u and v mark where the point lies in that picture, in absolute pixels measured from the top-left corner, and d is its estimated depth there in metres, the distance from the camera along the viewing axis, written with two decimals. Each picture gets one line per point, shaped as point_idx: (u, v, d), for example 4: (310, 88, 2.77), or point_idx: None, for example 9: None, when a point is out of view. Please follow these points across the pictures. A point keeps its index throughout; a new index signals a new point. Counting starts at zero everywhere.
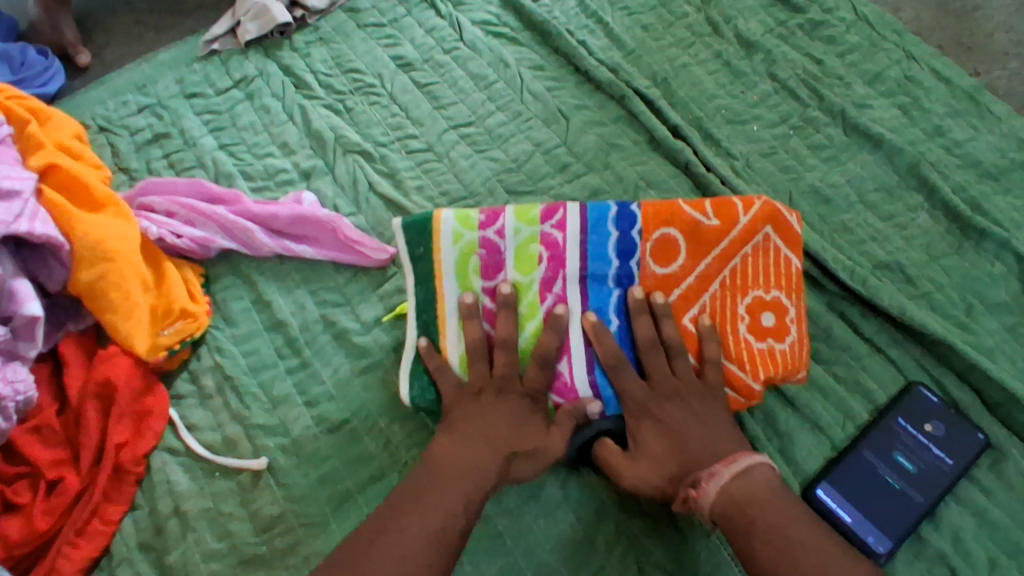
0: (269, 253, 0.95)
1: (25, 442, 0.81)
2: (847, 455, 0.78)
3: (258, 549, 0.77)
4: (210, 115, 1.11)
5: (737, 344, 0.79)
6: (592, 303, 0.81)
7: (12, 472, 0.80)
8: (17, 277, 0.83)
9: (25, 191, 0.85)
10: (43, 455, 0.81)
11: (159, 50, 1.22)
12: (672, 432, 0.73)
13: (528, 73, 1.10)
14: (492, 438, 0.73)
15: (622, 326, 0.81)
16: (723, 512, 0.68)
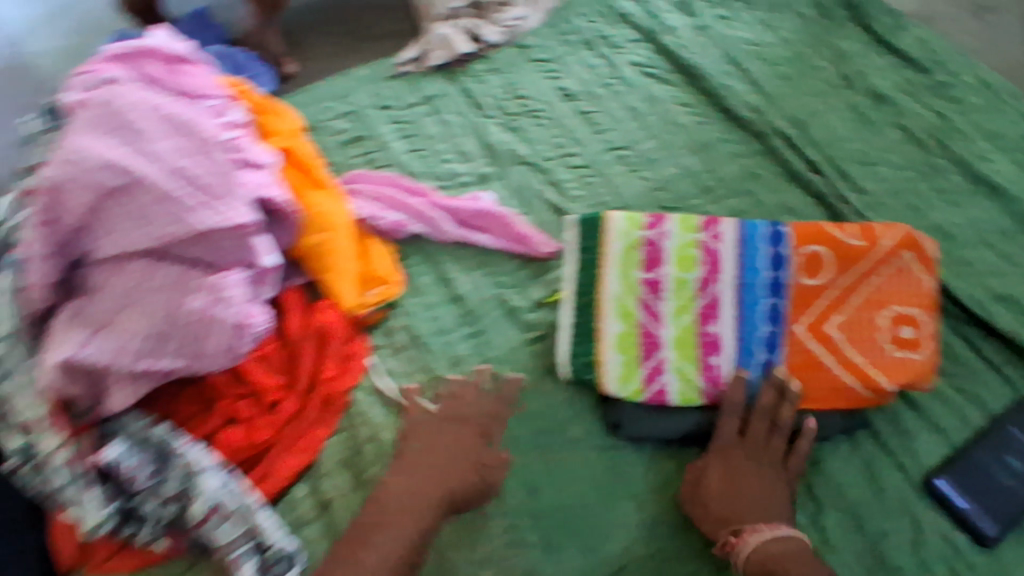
0: (453, 239, 1.11)
1: (251, 367, 0.95)
2: (961, 453, 0.88)
3: None
4: (400, 124, 1.31)
5: (875, 352, 0.89)
6: (744, 306, 0.91)
7: (236, 392, 0.95)
8: (260, 235, 0.96)
9: (266, 164, 0.99)
10: (265, 380, 0.95)
11: (353, 67, 1.43)
12: (733, 485, 0.84)
13: (678, 108, 1.27)
14: (417, 466, 0.90)
15: (775, 328, 0.90)
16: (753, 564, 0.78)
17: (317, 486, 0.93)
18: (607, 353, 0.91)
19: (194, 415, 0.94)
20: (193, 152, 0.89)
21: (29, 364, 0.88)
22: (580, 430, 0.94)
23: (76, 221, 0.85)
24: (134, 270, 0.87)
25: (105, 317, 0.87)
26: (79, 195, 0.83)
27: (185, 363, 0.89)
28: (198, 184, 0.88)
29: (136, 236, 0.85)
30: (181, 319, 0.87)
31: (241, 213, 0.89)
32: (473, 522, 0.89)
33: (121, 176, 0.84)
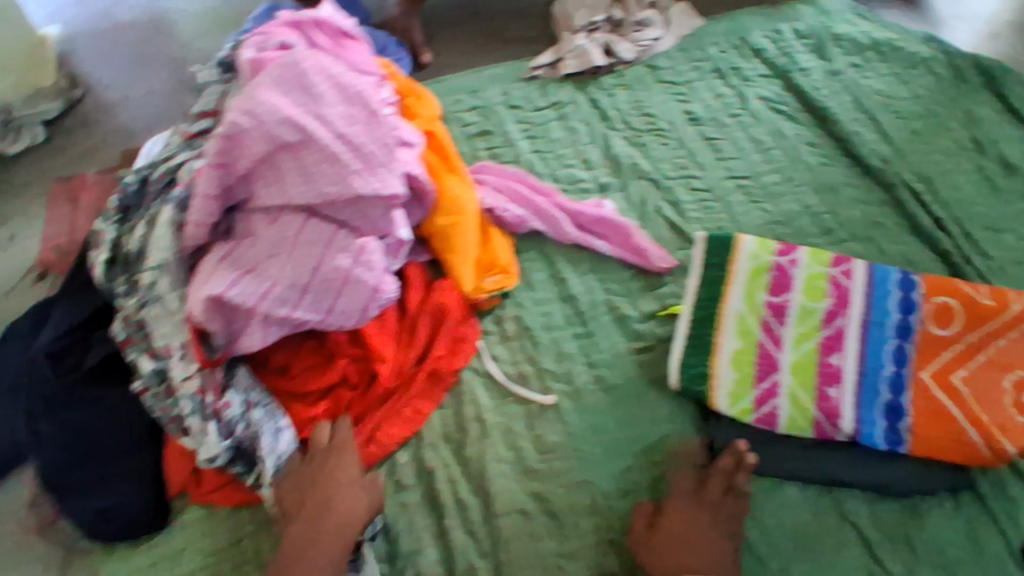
0: (572, 241, 1.14)
1: (370, 332, 0.98)
2: None
3: (539, 465, 0.94)
4: (526, 125, 1.34)
5: (999, 411, 0.88)
6: (868, 345, 0.93)
7: (353, 353, 0.98)
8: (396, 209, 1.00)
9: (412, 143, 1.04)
10: (381, 346, 0.98)
11: (485, 65, 1.48)
12: (675, 540, 0.84)
13: (804, 147, 1.28)
14: (341, 479, 0.87)
15: (900, 371, 0.92)
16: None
17: (419, 455, 0.95)
18: (722, 368, 0.93)
19: (311, 368, 0.98)
20: (359, 120, 0.94)
21: (174, 293, 0.93)
22: (679, 443, 0.95)
23: (248, 168, 0.91)
24: (289, 222, 0.93)
25: (256, 261, 0.92)
26: (256, 144, 0.89)
27: (318, 316, 0.93)
28: (360, 150, 0.93)
29: (299, 189, 0.90)
30: (324, 272, 0.92)
31: (393, 182, 0.94)
32: (565, 516, 0.91)
33: (295, 132, 0.90)
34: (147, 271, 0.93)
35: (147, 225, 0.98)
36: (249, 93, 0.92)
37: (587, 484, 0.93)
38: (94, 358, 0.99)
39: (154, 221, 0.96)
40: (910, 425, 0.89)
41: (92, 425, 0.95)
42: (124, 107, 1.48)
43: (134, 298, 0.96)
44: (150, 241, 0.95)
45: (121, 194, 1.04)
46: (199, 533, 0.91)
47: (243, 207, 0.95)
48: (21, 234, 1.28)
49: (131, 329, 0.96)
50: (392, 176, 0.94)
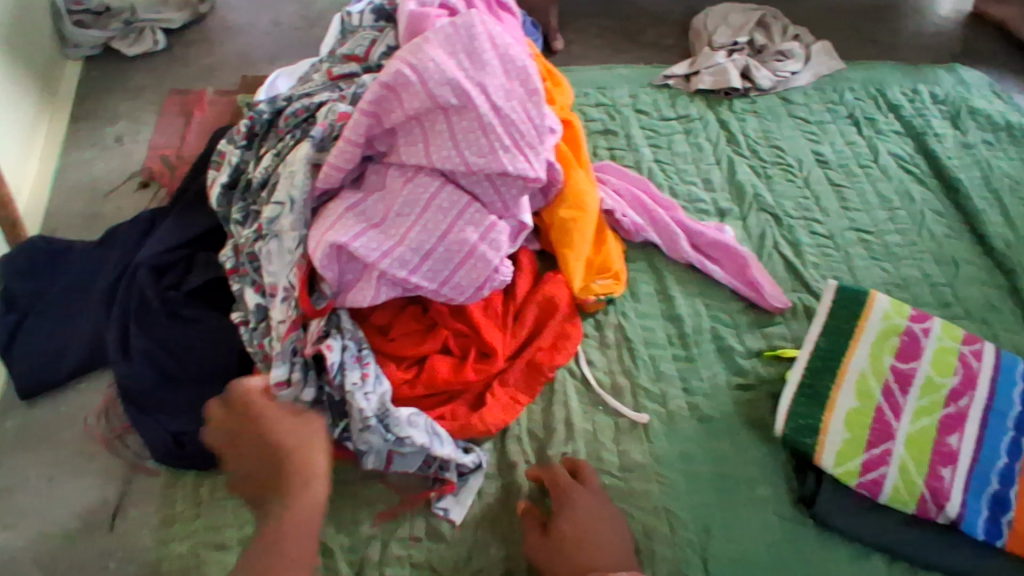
0: (685, 259, 1.10)
1: (476, 310, 0.95)
2: None
3: (619, 481, 0.90)
4: (651, 133, 1.31)
5: None
6: (987, 431, 0.90)
7: (454, 327, 0.95)
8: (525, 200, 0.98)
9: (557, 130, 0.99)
10: (485, 326, 0.95)
11: (614, 65, 1.45)
12: (568, 541, 0.79)
13: (930, 213, 1.23)
14: (260, 453, 0.71)
15: (1013, 465, 0.88)
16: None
17: (502, 446, 0.91)
18: (834, 426, 0.91)
19: (410, 334, 0.95)
20: (516, 95, 0.91)
21: (292, 233, 0.90)
22: (767, 490, 0.91)
23: (398, 121, 0.88)
24: (424, 184, 0.89)
25: (384, 217, 0.89)
26: (412, 98, 0.86)
27: (433, 285, 0.91)
28: (511, 126, 0.89)
29: (443, 154, 0.88)
30: (449, 242, 0.89)
31: (538, 166, 0.91)
32: (640, 541, 0.85)
33: (455, 96, 0.86)
34: (270, 205, 0.91)
35: (275, 157, 0.96)
36: (415, 46, 0.89)
37: (667, 511, 0.88)
38: (196, 280, 0.96)
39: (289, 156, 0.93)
40: (1012, 519, 0.85)
41: (186, 346, 0.92)
42: (248, 33, 1.47)
43: (250, 231, 0.93)
44: (280, 174, 0.93)
45: (250, 120, 1.01)
46: None
47: (380, 159, 0.93)
48: (129, 138, 1.26)
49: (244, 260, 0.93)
50: (538, 160, 0.91)
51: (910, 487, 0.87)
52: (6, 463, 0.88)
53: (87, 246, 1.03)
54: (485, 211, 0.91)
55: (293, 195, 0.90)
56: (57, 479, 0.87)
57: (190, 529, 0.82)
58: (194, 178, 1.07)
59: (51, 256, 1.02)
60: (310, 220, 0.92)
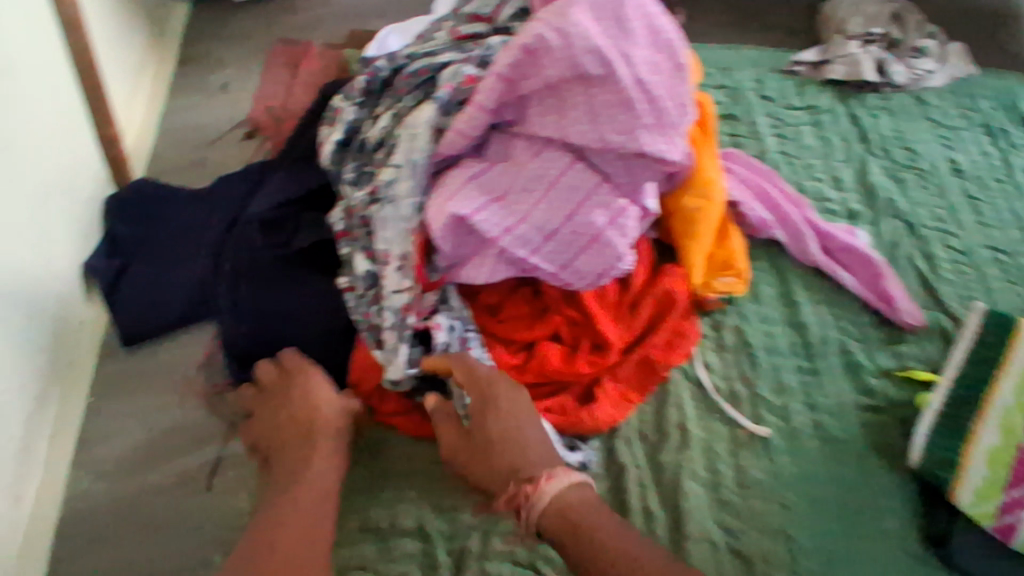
0: (813, 263, 1.02)
1: (591, 299, 0.89)
2: None
3: (735, 497, 0.83)
4: (776, 121, 1.22)
5: None
6: None
7: (567, 315, 0.89)
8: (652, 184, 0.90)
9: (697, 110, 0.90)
10: (599, 316, 0.88)
11: (739, 46, 1.36)
12: (483, 441, 0.76)
13: None
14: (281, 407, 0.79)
15: None
16: (550, 515, 0.70)
17: (611, 447, 0.86)
18: (974, 462, 0.82)
19: (519, 317, 0.90)
20: (663, 70, 0.82)
21: (409, 199, 0.85)
22: (896, 524, 0.84)
23: (533, 90, 0.82)
24: (553, 159, 0.83)
25: (508, 190, 0.83)
26: (553, 65, 0.79)
27: (552, 268, 0.84)
28: (655, 103, 0.81)
29: (576, 128, 0.81)
30: (574, 225, 0.82)
31: (677, 149, 0.83)
32: (757, 565, 0.79)
33: (600, 66, 0.78)
34: (388, 168, 0.86)
35: (392, 118, 0.91)
36: (559, 7, 0.81)
37: (786, 536, 0.82)
38: (303, 241, 0.92)
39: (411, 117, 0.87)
40: None
41: (293, 308, 0.88)
42: None
43: (364, 194, 0.88)
44: (399, 136, 0.87)
45: (368, 77, 0.96)
46: (370, 454, 0.85)
47: (506, 129, 0.87)
48: (235, 86, 1.23)
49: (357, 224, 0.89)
50: (675, 141, 0.83)
51: None
52: (107, 408, 0.87)
53: (194, 194, 1.01)
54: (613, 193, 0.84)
55: (416, 159, 0.85)
56: (157, 430, 0.86)
57: None
58: (303, 131, 1.02)
59: (158, 201, 1.00)
60: (428, 188, 0.87)
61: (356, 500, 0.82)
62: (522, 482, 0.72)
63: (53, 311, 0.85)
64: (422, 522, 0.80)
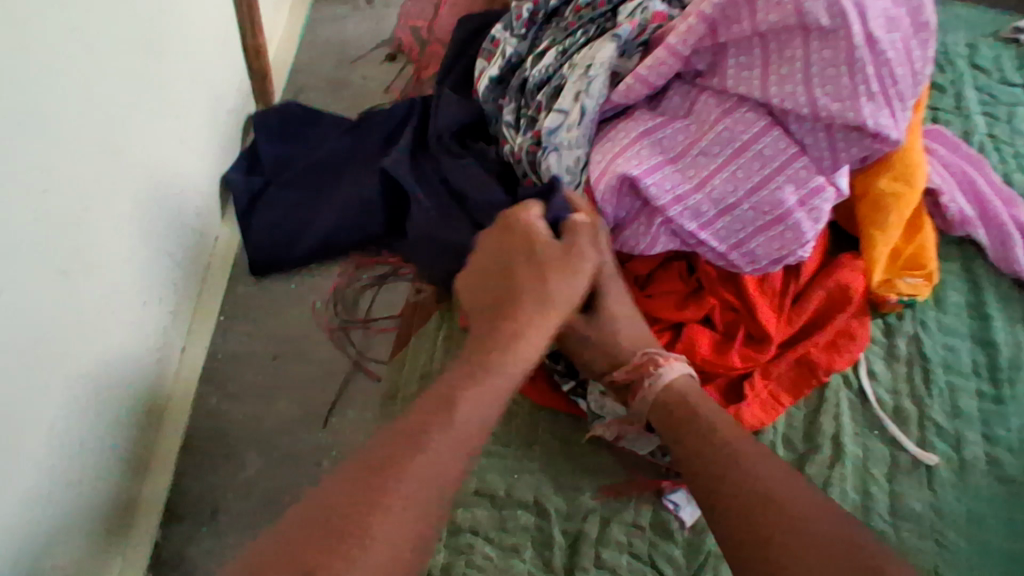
0: (1014, 272, 0.88)
1: (754, 285, 0.81)
2: None
3: (887, 527, 0.74)
4: (987, 99, 1.04)
5: None
6: None
7: (726, 298, 0.81)
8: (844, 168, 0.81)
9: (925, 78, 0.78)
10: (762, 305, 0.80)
11: (952, 6, 1.17)
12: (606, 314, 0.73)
13: None
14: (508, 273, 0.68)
15: None
16: (669, 393, 0.68)
17: None
18: None
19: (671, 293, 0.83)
20: (896, 28, 0.75)
21: (577, 151, 0.79)
22: None
23: (740, 36, 0.75)
24: (747, 122, 0.76)
25: (685, 151, 0.77)
26: (771, 9, 0.72)
27: (722, 246, 0.78)
28: (883, 68, 0.72)
29: (786, 89, 0.74)
30: (760, 199, 0.75)
31: (900, 126, 0.74)
32: None
33: (828, 15, 0.71)
34: (553, 114, 0.79)
35: (561, 56, 0.83)
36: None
37: None
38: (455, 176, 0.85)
39: (594, 55, 0.80)
40: None
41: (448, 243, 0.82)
42: None
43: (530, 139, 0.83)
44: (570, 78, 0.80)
45: (535, 5, 0.87)
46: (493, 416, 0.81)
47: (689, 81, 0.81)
48: (382, 2, 1.17)
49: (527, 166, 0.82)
50: (897, 117, 0.74)
51: None
52: (235, 328, 0.86)
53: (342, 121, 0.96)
54: (804, 170, 0.75)
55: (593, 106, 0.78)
56: (284, 357, 0.84)
57: None
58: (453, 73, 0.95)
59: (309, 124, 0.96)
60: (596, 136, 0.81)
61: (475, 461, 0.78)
62: (652, 355, 0.71)
63: (194, 222, 0.84)
64: (540, 495, 0.76)
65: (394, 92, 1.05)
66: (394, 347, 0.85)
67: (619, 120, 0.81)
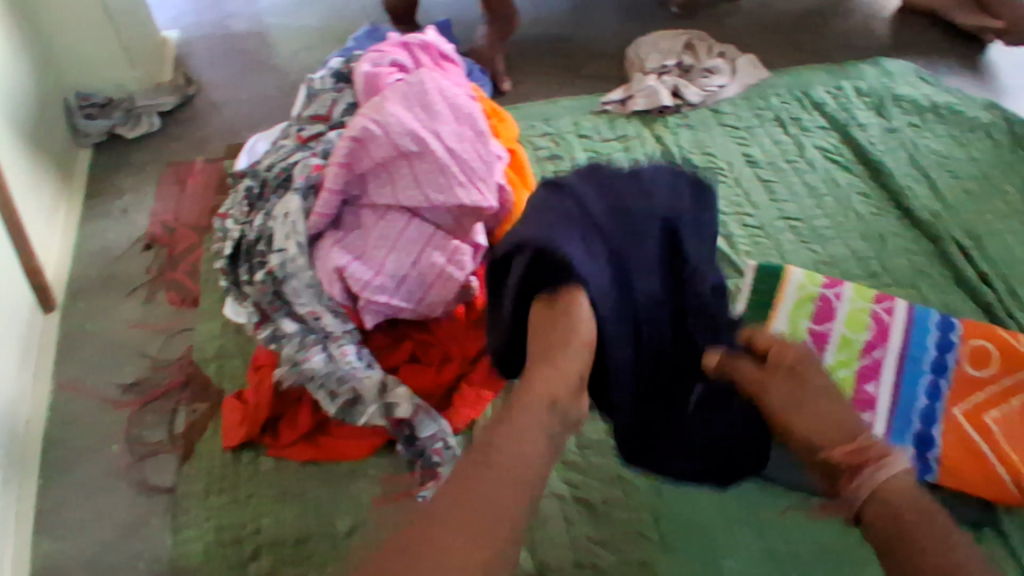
0: None
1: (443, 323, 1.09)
2: None
3: (577, 457, 1.00)
4: (594, 154, 1.43)
5: None
6: (902, 391, 0.96)
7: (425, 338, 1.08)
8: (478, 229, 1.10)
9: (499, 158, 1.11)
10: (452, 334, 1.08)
11: (561, 98, 1.58)
12: (811, 407, 0.75)
13: (855, 196, 1.32)
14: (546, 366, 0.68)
15: (928, 426, 0.94)
16: (882, 491, 0.66)
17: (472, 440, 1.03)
18: None
19: (385, 350, 1.08)
20: (467, 136, 1.06)
21: (298, 261, 1.03)
22: None
23: (368, 168, 1.02)
24: (395, 221, 1.04)
25: (362, 252, 1.04)
26: (379, 149, 1.00)
27: (411, 305, 1.05)
28: (464, 164, 1.04)
29: (409, 193, 1.02)
30: (422, 267, 1.04)
31: (489, 196, 1.05)
32: (596, 506, 0.96)
33: (415, 143, 1.01)
34: (275, 255, 1.03)
35: (266, 217, 1.10)
36: (375, 104, 1.03)
37: (621, 479, 0.98)
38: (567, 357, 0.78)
39: (280, 210, 1.06)
40: (939, 456, 0.92)
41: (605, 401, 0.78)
42: (234, 111, 1.66)
43: (266, 329, 1.03)
44: (273, 227, 1.06)
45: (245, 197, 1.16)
46: (268, 483, 0.99)
47: (354, 201, 1.07)
48: (134, 209, 1.43)
49: (253, 316, 1.06)
50: (489, 189, 1.06)
51: None
52: (47, 492, 1.03)
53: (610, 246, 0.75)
54: (444, 240, 1.05)
55: (296, 242, 1.03)
56: (94, 498, 1.02)
57: (202, 531, 0.96)
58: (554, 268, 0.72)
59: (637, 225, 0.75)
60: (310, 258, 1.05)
61: (262, 521, 0.96)
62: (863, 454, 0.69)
63: None
64: (317, 529, 0.95)
65: (152, 272, 1.30)
66: (181, 460, 1.04)
67: (316, 243, 1.05)
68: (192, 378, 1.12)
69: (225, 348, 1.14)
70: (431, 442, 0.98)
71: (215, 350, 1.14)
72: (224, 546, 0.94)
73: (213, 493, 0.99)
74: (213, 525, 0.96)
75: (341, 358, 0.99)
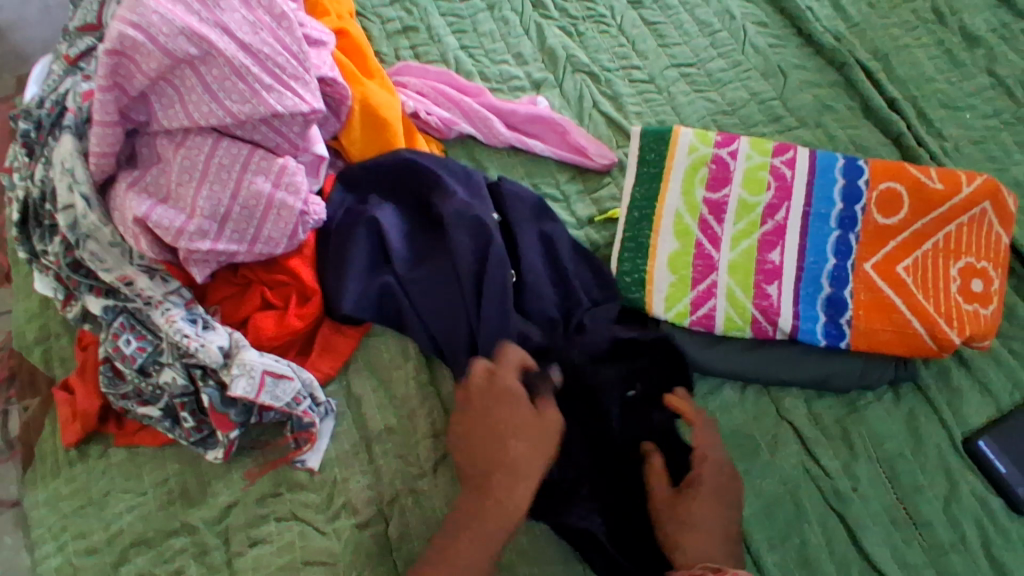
0: (505, 143, 1.05)
1: (289, 255, 0.91)
2: (1003, 418, 0.82)
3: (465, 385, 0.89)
4: (454, 18, 1.19)
5: (946, 301, 0.82)
6: (809, 255, 0.86)
7: (274, 279, 0.91)
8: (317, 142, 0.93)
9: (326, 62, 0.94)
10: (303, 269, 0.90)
11: None
12: (703, 519, 0.73)
13: (752, 27, 1.15)
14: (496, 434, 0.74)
15: (839, 289, 0.85)
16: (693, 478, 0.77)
17: (348, 385, 0.91)
18: (659, 270, 0.88)
19: (231, 298, 0.92)
20: (263, 26, 0.86)
21: (91, 215, 0.84)
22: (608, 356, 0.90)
23: (145, 86, 0.81)
24: (197, 146, 0.84)
25: (168, 191, 0.85)
26: (148, 60, 0.79)
27: (244, 246, 0.87)
28: (267, 63, 0.85)
29: (203, 109, 0.82)
30: (244, 199, 0.85)
31: (311, 98, 0.87)
32: None
33: (194, 45, 0.80)
34: (61, 212, 0.84)
35: (46, 165, 0.89)
36: None
37: None
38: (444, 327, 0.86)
39: (54, 155, 0.86)
40: (852, 318, 0.84)
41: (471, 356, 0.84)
42: (28, 41, 1.37)
43: (76, 308, 0.89)
44: (53, 177, 0.86)
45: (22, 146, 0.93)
46: (123, 476, 0.87)
47: (144, 129, 0.86)
48: None
49: (59, 289, 0.90)
50: (313, 89, 0.88)
51: (757, 315, 0.85)
52: None
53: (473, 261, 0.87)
54: (267, 160, 0.86)
55: (82, 194, 0.84)
56: None
57: (58, 543, 0.84)
58: (430, 287, 0.88)
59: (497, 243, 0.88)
60: (106, 209, 0.86)
61: (122, 519, 0.84)
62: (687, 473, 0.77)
63: None
64: (184, 518, 0.84)
65: None
66: (22, 467, 0.91)
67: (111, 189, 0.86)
68: (17, 371, 0.96)
69: (49, 329, 0.97)
70: (294, 406, 0.84)
71: (37, 333, 0.97)
72: (87, 556, 0.83)
73: (64, 499, 0.86)
74: (67, 537, 0.84)
75: (168, 327, 0.84)
